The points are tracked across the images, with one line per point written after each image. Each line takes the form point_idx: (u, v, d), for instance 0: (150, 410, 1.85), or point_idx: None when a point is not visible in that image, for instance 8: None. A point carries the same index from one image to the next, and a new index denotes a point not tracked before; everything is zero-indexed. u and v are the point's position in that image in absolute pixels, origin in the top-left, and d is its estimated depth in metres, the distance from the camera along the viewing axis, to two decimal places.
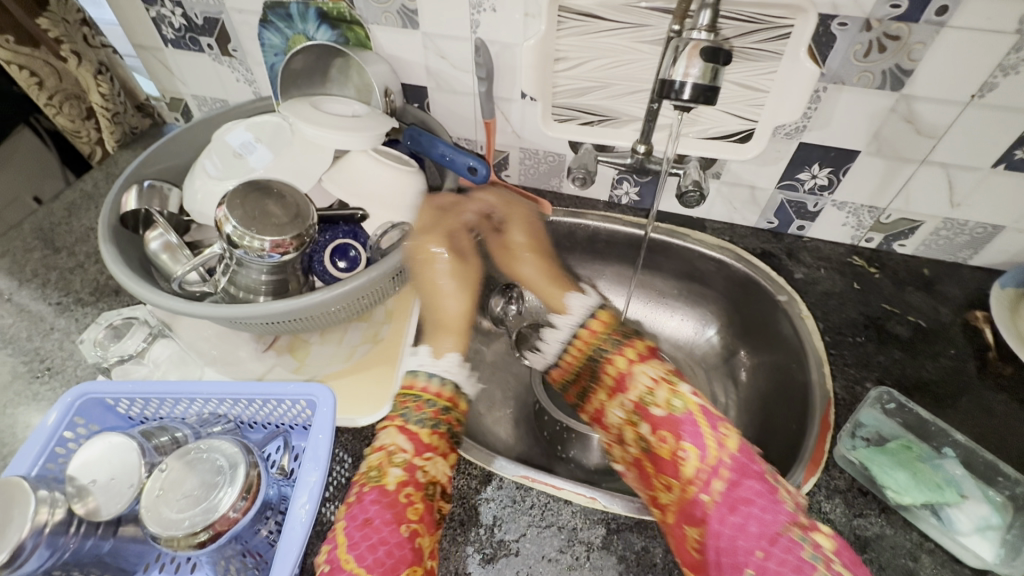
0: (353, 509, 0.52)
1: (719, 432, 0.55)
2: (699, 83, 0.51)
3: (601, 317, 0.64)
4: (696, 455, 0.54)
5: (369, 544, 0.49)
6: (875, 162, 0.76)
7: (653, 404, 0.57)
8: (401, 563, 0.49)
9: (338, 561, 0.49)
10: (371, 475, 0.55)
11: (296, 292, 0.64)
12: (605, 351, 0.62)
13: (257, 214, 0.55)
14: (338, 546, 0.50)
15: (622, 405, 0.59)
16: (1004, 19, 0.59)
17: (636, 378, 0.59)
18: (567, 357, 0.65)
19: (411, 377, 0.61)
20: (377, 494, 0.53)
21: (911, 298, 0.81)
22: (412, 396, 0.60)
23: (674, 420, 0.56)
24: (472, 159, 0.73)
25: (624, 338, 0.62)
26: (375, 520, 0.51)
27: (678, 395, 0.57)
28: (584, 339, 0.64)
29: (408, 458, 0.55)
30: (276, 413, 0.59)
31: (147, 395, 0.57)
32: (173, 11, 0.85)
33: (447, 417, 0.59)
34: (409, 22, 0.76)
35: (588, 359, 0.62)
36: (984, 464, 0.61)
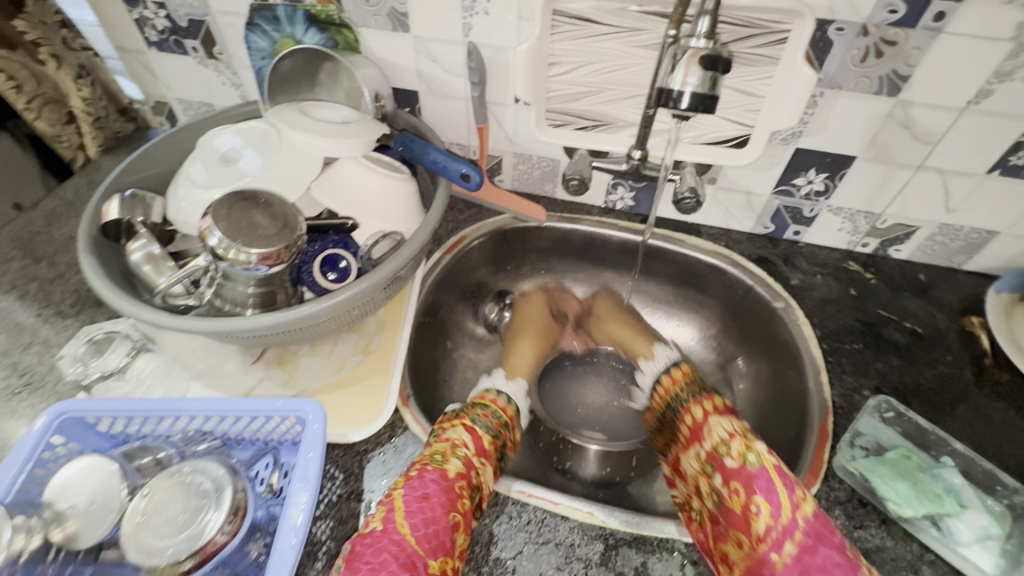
0: (414, 481, 0.56)
1: (796, 496, 0.56)
2: (698, 92, 0.50)
3: (675, 371, 0.75)
4: (767, 512, 0.57)
5: (424, 518, 0.53)
6: (871, 167, 0.76)
7: (726, 456, 0.62)
8: (440, 549, 0.52)
9: (393, 524, 0.53)
10: (436, 457, 0.59)
11: (285, 304, 0.62)
12: (684, 400, 0.71)
13: (244, 226, 0.53)
14: (394, 510, 0.53)
15: (697, 455, 0.66)
16: (1001, 25, 0.59)
17: (711, 429, 0.65)
18: (653, 399, 0.78)
19: (484, 390, 0.74)
20: (438, 475, 0.57)
21: (907, 304, 0.80)
22: (486, 405, 0.70)
23: (746, 474, 0.60)
24: (464, 166, 0.71)
25: (700, 392, 0.71)
26: (433, 498, 0.54)
27: (752, 450, 0.61)
28: (664, 385, 0.76)
29: (469, 455, 0.60)
30: (264, 429, 0.58)
31: (131, 412, 0.55)
32: (156, 13, 0.83)
33: (505, 431, 0.69)
34: (399, 25, 0.75)
35: (667, 406, 0.74)
36: (983, 474, 0.61)
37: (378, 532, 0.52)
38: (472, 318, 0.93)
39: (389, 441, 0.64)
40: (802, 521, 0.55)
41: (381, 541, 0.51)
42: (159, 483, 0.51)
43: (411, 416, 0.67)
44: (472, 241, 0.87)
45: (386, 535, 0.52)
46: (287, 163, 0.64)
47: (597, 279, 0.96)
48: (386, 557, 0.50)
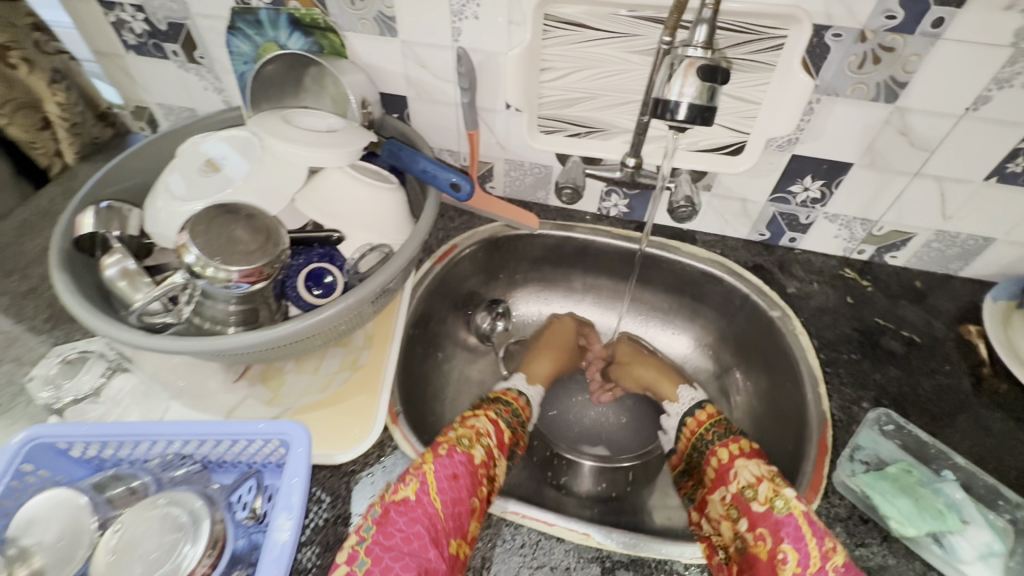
0: (444, 460, 0.59)
1: (825, 545, 0.54)
2: (695, 104, 0.48)
3: (701, 412, 0.77)
4: (795, 560, 0.54)
5: (452, 496, 0.56)
6: (868, 174, 0.74)
7: (753, 501, 0.60)
8: (458, 531, 0.55)
9: (426, 494, 0.56)
10: (462, 441, 0.62)
11: (268, 321, 0.60)
12: (710, 443, 0.71)
13: (222, 242, 0.51)
14: (427, 483, 0.56)
15: (723, 497, 0.64)
16: (1001, 31, 0.58)
17: (738, 473, 0.64)
18: (681, 440, 0.77)
19: (505, 388, 0.80)
20: (466, 459, 0.60)
21: (904, 312, 0.79)
22: (506, 400, 0.77)
23: (773, 520, 0.57)
24: (454, 175, 0.69)
25: (728, 433, 0.70)
26: (461, 479, 0.58)
27: (780, 496, 0.58)
28: (691, 426, 0.76)
29: (491, 445, 0.65)
30: (247, 451, 0.55)
31: (105, 437, 0.52)
32: (134, 16, 0.80)
33: (518, 421, 0.75)
34: (386, 29, 0.72)
35: (693, 449, 0.74)
36: (985, 488, 0.60)
37: (411, 499, 0.55)
38: (464, 327, 0.91)
39: (377, 461, 0.62)
40: (832, 572, 0.52)
41: (414, 510, 0.54)
42: (132, 516, 0.49)
43: (401, 434, 0.65)
44: (463, 250, 0.85)
45: (419, 504, 0.55)
46: (271, 174, 0.61)
47: (591, 288, 0.95)
48: (418, 528, 0.53)
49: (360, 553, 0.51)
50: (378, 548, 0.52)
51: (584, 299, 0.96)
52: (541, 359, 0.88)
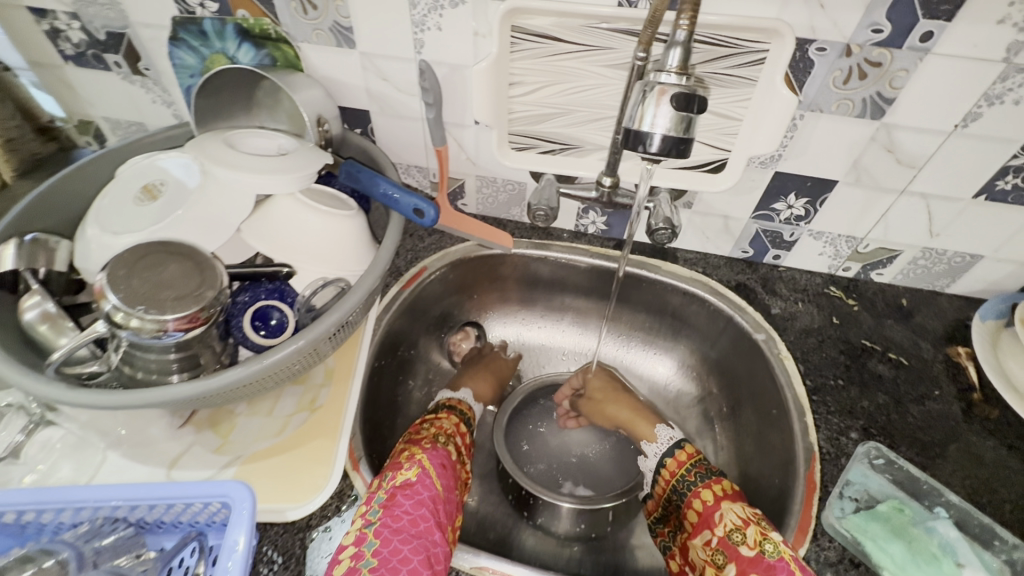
0: (433, 451, 0.64)
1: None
2: (670, 135, 0.44)
3: (680, 453, 0.72)
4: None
5: (447, 482, 0.62)
6: (853, 192, 0.71)
7: (742, 545, 0.57)
8: (450, 519, 0.59)
9: (426, 478, 0.59)
10: (439, 437, 0.68)
11: (210, 367, 0.54)
12: (691, 485, 0.67)
13: (151, 286, 0.46)
14: (427, 469, 0.61)
15: (706, 541, 0.61)
16: (993, 47, 0.55)
17: (724, 515, 0.61)
18: (657, 485, 0.72)
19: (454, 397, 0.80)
20: (448, 453, 0.66)
21: (891, 332, 0.77)
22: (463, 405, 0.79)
23: (765, 565, 0.54)
24: (418, 200, 0.64)
25: (711, 473, 0.67)
26: (449, 470, 0.63)
27: (769, 539, 0.56)
28: (670, 468, 0.71)
29: (459, 444, 0.71)
30: (186, 513, 0.50)
31: (21, 506, 0.47)
32: (69, 25, 0.74)
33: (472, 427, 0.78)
34: (343, 40, 0.67)
35: (672, 492, 0.69)
36: (980, 527, 0.57)
37: (414, 482, 0.58)
38: (436, 349, 0.87)
39: (337, 513, 0.58)
40: None
41: (419, 493, 0.57)
42: None
43: (361, 482, 0.60)
44: (433, 272, 0.81)
45: (423, 487, 0.58)
46: (211, 203, 0.56)
47: (570, 308, 0.90)
48: (423, 511, 0.55)
49: (369, 535, 0.53)
50: (386, 530, 0.53)
51: (563, 320, 0.91)
52: (479, 376, 0.85)
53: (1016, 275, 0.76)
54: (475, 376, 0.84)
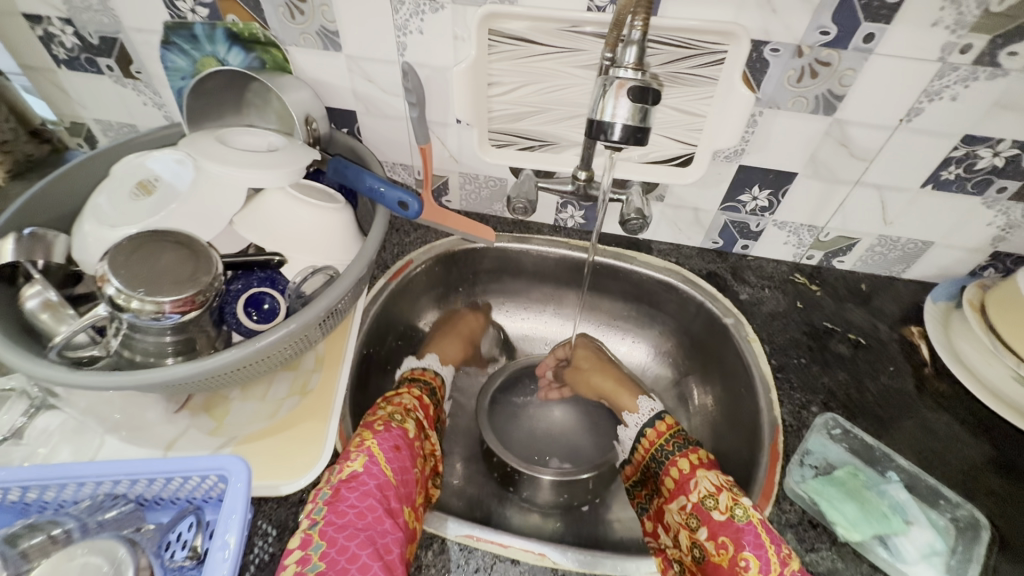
0: (384, 434, 0.63)
1: (783, 552, 0.55)
2: (628, 124, 0.49)
3: (660, 424, 0.73)
4: (756, 567, 0.54)
5: (400, 465, 0.60)
6: (812, 183, 0.76)
7: (714, 510, 0.60)
8: (409, 500, 0.59)
9: (375, 466, 0.58)
10: (395, 417, 0.67)
11: (206, 351, 0.57)
12: (669, 453, 0.69)
13: (146, 271, 0.49)
14: (375, 456, 0.59)
15: (681, 506, 0.63)
16: (927, 47, 0.60)
17: (698, 483, 0.63)
18: (637, 451, 0.74)
19: (419, 368, 0.81)
20: (404, 431, 0.65)
21: (850, 314, 0.82)
22: (426, 378, 0.79)
23: (734, 528, 0.57)
24: (402, 193, 0.67)
25: (688, 443, 0.69)
26: (403, 450, 0.63)
27: (739, 504, 0.59)
28: (649, 437, 0.73)
29: (421, 418, 0.71)
30: (184, 488, 0.53)
31: (27, 482, 0.50)
32: (63, 30, 0.76)
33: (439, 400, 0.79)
34: (330, 44, 0.71)
35: (651, 460, 0.72)
36: (927, 489, 0.62)
37: (361, 473, 0.57)
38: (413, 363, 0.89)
39: None
40: None
41: (366, 483, 0.56)
42: (53, 565, 0.47)
43: None
44: (418, 265, 0.84)
45: (371, 476, 0.57)
46: (205, 196, 0.59)
47: (551, 298, 0.94)
48: (370, 502, 0.55)
49: (315, 537, 0.52)
50: (332, 528, 0.52)
51: (545, 310, 0.95)
52: (449, 341, 0.88)
53: (964, 260, 0.82)
54: (445, 341, 0.88)
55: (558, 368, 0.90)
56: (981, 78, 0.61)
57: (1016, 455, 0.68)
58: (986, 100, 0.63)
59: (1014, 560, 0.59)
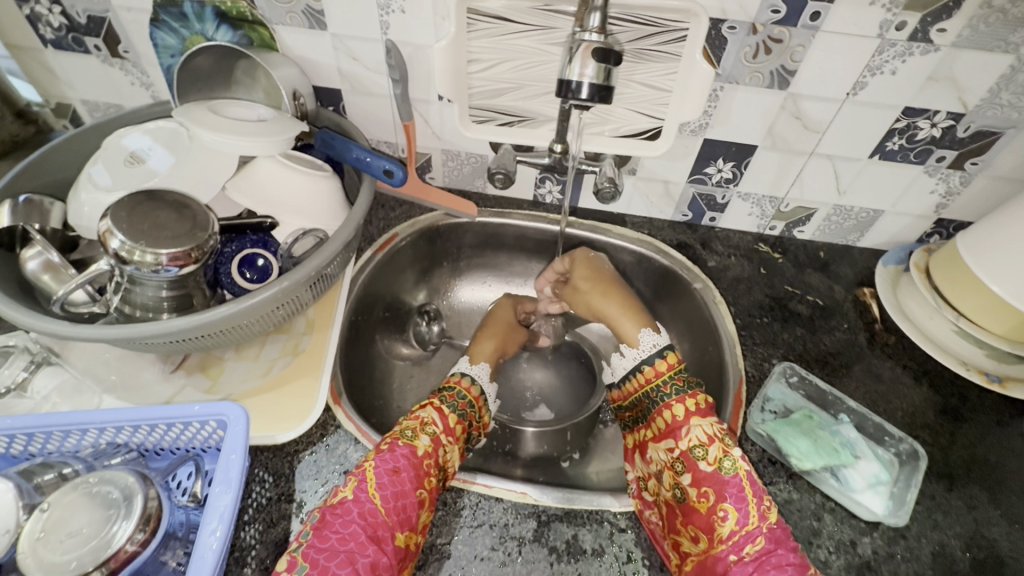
0: (385, 455, 0.59)
1: (763, 506, 0.58)
2: (594, 82, 0.54)
3: (669, 358, 0.71)
4: (734, 518, 0.58)
5: (394, 491, 0.56)
6: (771, 155, 0.82)
7: (702, 460, 0.62)
8: (406, 523, 0.56)
9: (365, 494, 0.56)
10: (405, 433, 0.62)
11: (202, 307, 0.60)
12: (664, 397, 0.69)
13: (146, 226, 0.52)
14: (367, 481, 0.57)
15: (669, 450, 0.65)
16: (866, 24, 0.66)
17: (692, 431, 0.64)
18: (630, 382, 0.73)
19: (456, 375, 0.72)
20: (408, 451, 0.60)
21: (809, 279, 0.88)
22: (457, 390, 0.70)
23: (719, 480, 0.60)
24: (387, 162, 0.71)
25: (688, 386, 0.68)
26: (403, 472, 0.58)
27: (729, 456, 0.61)
28: (648, 374, 0.71)
29: (437, 433, 0.63)
30: (184, 436, 0.55)
31: (31, 430, 0.52)
32: (50, 9, 0.77)
33: (471, 413, 0.69)
34: (315, 23, 0.74)
35: (645, 396, 0.71)
36: (874, 427, 0.69)
37: (350, 501, 0.55)
38: (401, 340, 0.91)
39: (321, 440, 0.64)
40: (766, 531, 0.57)
41: (352, 511, 0.54)
42: (61, 495, 0.47)
43: (343, 414, 0.67)
44: (403, 238, 0.88)
45: (358, 504, 0.55)
46: (195, 164, 0.62)
47: (532, 271, 0.98)
48: (354, 528, 0.53)
49: (299, 559, 0.51)
50: (313, 550, 0.52)
51: (526, 283, 0.99)
52: (485, 339, 0.81)
53: (912, 227, 0.88)
54: (482, 338, 0.81)
55: (557, 285, 0.89)
56: (916, 53, 0.67)
57: (954, 399, 0.75)
58: (921, 74, 0.69)
59: (949, 487, 0.66)
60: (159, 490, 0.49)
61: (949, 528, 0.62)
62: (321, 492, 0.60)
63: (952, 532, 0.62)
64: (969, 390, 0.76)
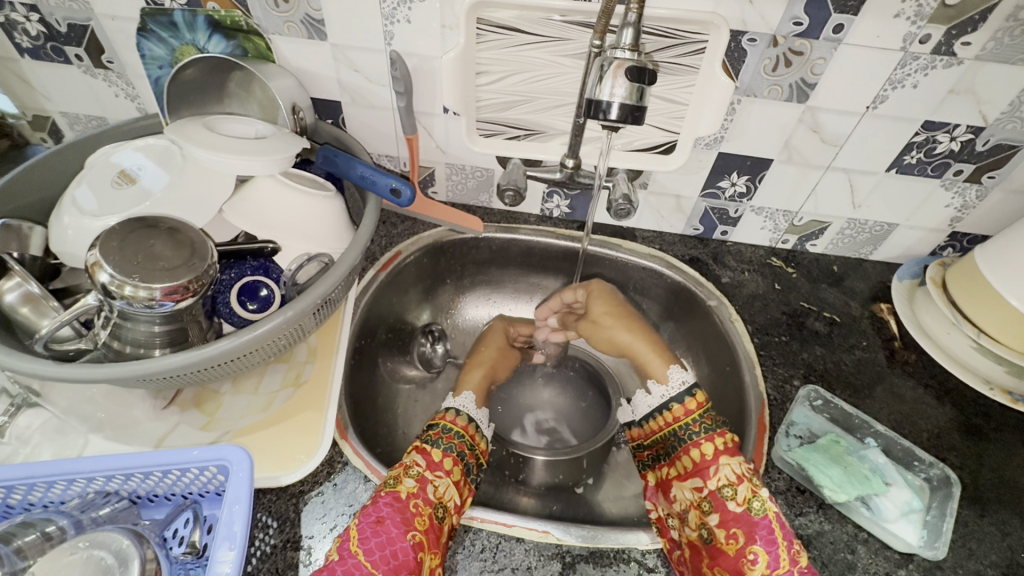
0: (367, 509, 0.56)
1: (794, 548, 0.56)
2: (626, 103, 0.54)
3: (697, 396, 0.69)
4: (764, 561, 0.56)
5: (379, 542, 0.53)
6: (787, 169, 0.79)
7: (731, 500, 0.60)
8: (403, 568, 0.53)
9: (349, 552, 0.52)
10: (388, 480, 0.59)
11: (198, 342, 0.56)
12: (692, 435, 0.66)
13: (141, 258, 0.48)
14: (350, 539, 0.53)
15: (694, 489, 0.63)
16: (891, 37, 0.63)
17: (719, 471, 0.62)
18: (654, 420, 0.71)
19: (444, 411, 0.70)
20: (391, 498, 0.57)
21: (825, 295, 0.86)
22: (444, 425, 0.67)
23: (749, 521, 0.58)
24: (394, 180, 0.68)
25: (716, 425, 0.66)
26: (387, 521, 0.55)
27: (758, 497, 0.59)
28: (676, 412, 0.69)
29: (421, 472, 0.60)
30: (180, 482, 0.51)
31: (9, 483, 0.48)
32: (27, 17, 0.72)
33: (462, 443, 0.66)
34: (315, 32, 0.70)
35: (671, 432, 0.69)
36: (903, 451, 0.67)
37: (334, 562, 0.51)
38: (405, 362, 0.87)
39: (328, 479, 0.60)
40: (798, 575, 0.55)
41: (336, 570, 0.51)
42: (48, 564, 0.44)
43: (351, 449, 0.63)
44: (408, 256, 0.84)
45: (341, 563, 0.51)
46: (193, 184, 0.58)
47: (538, 287, 0.95)
48: None
49: None
50: None
51: (533, 299, 0.96)
52: (473, 369, 0.80)
53: (925, 241, 0.86)
54: (467, 373, 0.80)
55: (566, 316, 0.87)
56: (939, 66, 0.65)
57: (978, 418, 0.73)
58: (943, 87, 0.67)
59: (981, 513, 0.64)
60: (155, 547, 0.46)
61: (984, 556, 0.60)
62: (330, 537, 0.56)
63: (988, 561, 0.60)
64: (992, 409, 0.74)
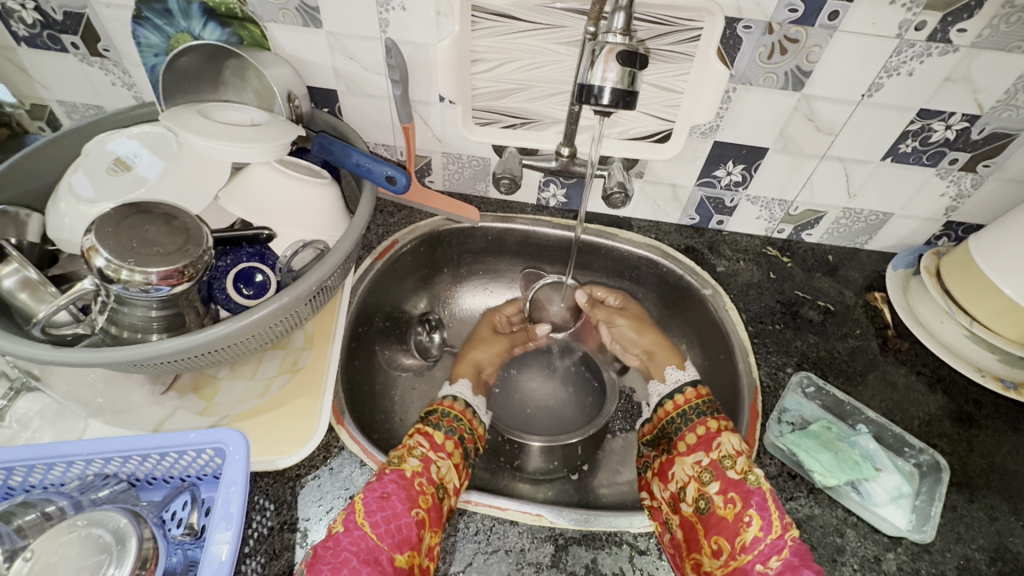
0: (373, 484, 0.58)
1: (786, 518, 0.58)
2: (617, 87, 0.54)
3: (698, 388, 0.75)
4: (758, 525, 0.58)
5: (385, 516, 0.55)
6: (783, 158, 0.79)
7: (730, 469, 0.63)
8: (406, 544, 0.55)
9: (354, 524, 0.54)
10: (393, 459, 0.61)
11: (194, 327, 0.57)
12: (695, 415, 0.71)
13: (134, 243, 0.49)
14: (355, 512, 0.55)
15: (696, 461, 0.66)
16: (887, 24, 0.63)
17: (720, 443, 0.66)
18: (655, 415, 0.77)
19: (441, 398, 0.74)
20: (397, 475, 0.59)
21: (819, 284, 0.86)
22: (443, 410, 0.71)
23: (745, 488, 0.61)
24: (388, 168, 0.68)
25: (709, 410, 0.71)
26: (393, 497, 0.57)
27: (754, 470, 0.62)
28: (672, 404, 0.75)
29: (425, 452, 0.63)
30: (178, 465, 0.51)
31: (8, 465, 0.48)
32: (22, 4, 0.71)
33: (461, 426, 0.70)
34: (310, 20, 0.69)
35: (668, 422, 0.74)
36: (893, 437, 0.68)
37: (339, 534, 0.53)
38: (402, 350, 0.88)
39: (324, 463, 0.61)
40: (790, 541, 0.57)
41: (342, 541, 0.53)
42: (45, 542, 0.45)
43: (347, 434, 0.64)
44: (404, 245, 0.84)
45: (347, 534, 0.53)
46: (188, 171, 0.59)
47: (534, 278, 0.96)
48: (346, 555, 0.52)
49: None
50: None
51: None
52: (463, 364, 0.84)
53: (921, 230, 0.87)
54: (461, 365, 0.84)
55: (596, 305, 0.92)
56: (934, 54, 0.64)
57: (969, 405, 0.74)
58: (938, 75, 0.66)
59: (969, 498, 0.65)
60: (154, 528, 0.46)
61: (972, 540, 0.61)
62: (326, 519, 0.57)
63: (976, 545, 0.61)
64: (984, 397, 0.75)
